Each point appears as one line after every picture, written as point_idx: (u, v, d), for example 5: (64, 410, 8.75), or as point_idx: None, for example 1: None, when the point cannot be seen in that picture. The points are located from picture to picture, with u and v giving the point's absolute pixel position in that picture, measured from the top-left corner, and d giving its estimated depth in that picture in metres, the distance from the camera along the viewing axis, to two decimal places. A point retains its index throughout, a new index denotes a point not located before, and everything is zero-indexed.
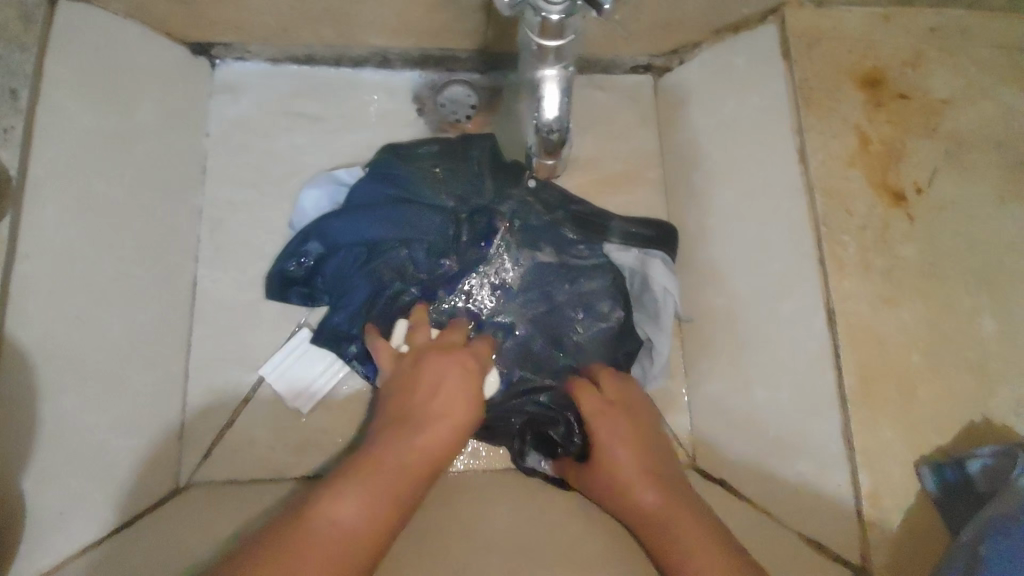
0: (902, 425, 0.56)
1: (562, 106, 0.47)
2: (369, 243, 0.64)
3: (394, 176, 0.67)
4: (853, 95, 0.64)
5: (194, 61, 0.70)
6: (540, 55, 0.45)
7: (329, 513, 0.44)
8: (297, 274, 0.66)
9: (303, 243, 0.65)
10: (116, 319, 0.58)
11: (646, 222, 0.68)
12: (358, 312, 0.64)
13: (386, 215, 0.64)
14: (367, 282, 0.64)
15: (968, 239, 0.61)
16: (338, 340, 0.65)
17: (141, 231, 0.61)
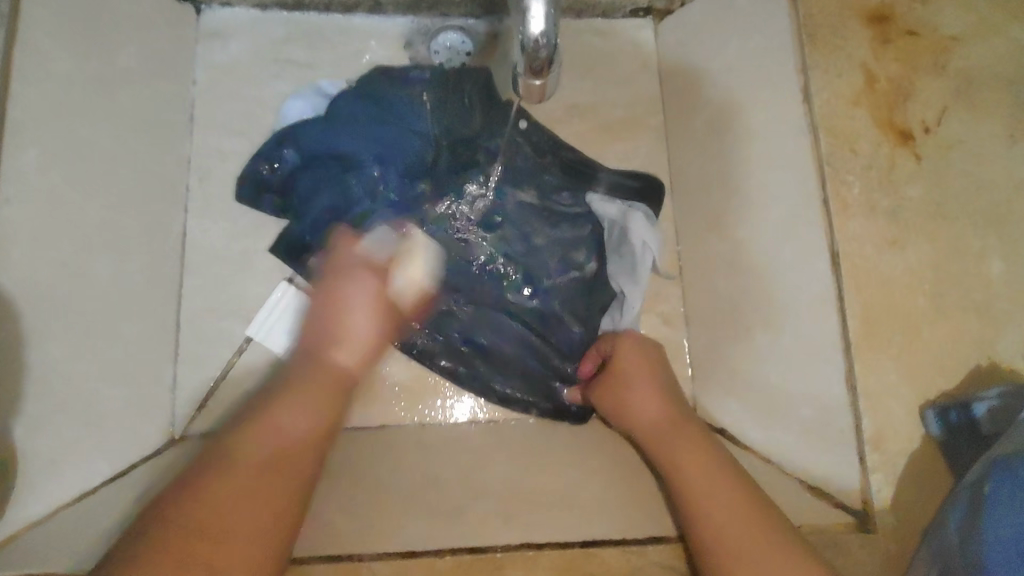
0: (905, 366, 0.55)
1: (551, 19, 0.40)
2: (343, 156, 0.66)
3: (380, 97, 0.67)
4: (859, 32, 0.62)
5: (178, 6, 0.67)
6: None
7: (270, 425, 0.51)
8: (268, 179, 0.66)
9: (279, 147, 0.65)
10: (103, 269, 0.56)
11: (635, 175, 0.69)
12: (322, 223, 0.66)
13: (366, 130, 0.66)
14: (334, 195, 0.66)
15: (977, 179, 0.59)
16: (299, 254, 0.65)
17: (127, 178, 0.59)
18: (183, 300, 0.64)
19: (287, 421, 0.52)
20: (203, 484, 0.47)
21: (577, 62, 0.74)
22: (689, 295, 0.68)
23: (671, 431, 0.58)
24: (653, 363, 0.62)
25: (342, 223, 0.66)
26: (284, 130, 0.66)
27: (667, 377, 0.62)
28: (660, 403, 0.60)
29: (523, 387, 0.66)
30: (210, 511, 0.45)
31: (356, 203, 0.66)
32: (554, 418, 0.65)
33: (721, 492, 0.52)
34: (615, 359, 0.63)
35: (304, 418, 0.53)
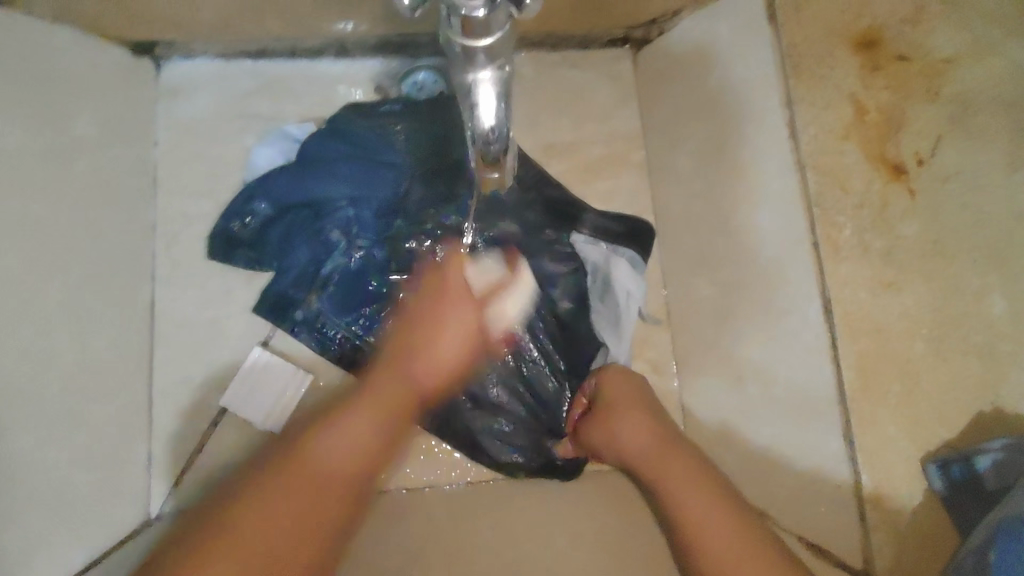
0: (904, 417, 0.52)
1: (501, 110, 0.37)
2: (316, 202, 0.63)
3: (349, 135, 0.64)
4: (848, 60, 0.58)
5: (136, 62, 0.65)
6: (466, 52, 0.35)
7: (320, 458, 0.47)
8: (240, 234, 0.64)
9: (249, 202, 0.64)
10: (70, 347, 0.54)
11: (618, 217, 0.68)
12: (305, 275, 0.64)
13: (336, 171, 0.62)
14: (310, 246, 0.63)
15: (976, 212, 0.56)
16: (282, 308, 0.64)
17: (89, 252, 0.57)
18: (154, 374, 0.63)
19: (331, 457, 0.47)
20: (291, 494, 0.45)
21: (553, 98, 0.74)
22: (676, 342, 0.71)
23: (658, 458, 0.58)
24: (641, 394, 0.63)
25: (323, 274, 0.64)
26: (253, 185, 0.64)
27: (656, 405, 0.62)
28: (645, 428, 0.59)
29: (512, 444, 0.64)
30: (308, 492, 0.45)
31: (335, 249, 0.64)
32: (542, 473, 0.63)
33: (710, 515, 0.52)
34: (601, 390, 0.63)
35: (347, 453, 0.48)
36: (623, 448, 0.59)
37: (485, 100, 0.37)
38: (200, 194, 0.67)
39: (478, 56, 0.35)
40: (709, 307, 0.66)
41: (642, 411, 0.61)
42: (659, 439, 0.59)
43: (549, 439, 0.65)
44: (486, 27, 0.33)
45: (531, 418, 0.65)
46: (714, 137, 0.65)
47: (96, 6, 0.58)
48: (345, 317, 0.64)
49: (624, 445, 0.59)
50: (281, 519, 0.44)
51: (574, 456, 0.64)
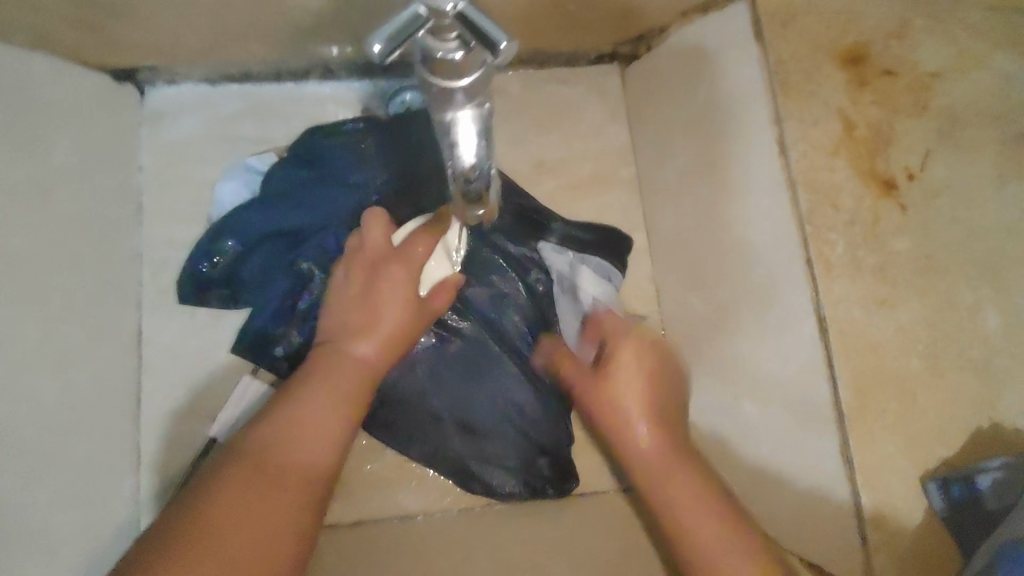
0: (902, 435, 0.52)
1: (481, 149, 0.38)
2: (287, 233, 0.62)
3: (312, 157, 0.64)
4: (834, 75, 0.58)
5: (118, 88, 0.64)
6: (442, 92, 0.35)
7: (292, 450, 0.49)
8: (211, 274, 0.63)
9: (218, 241, 0.62)
10: (46, 386, 0.53)
11: (587, 227, 0.69)
12: (283, 309, 0.62)
13: (301, 200, 0.62)
14: (286, 278, 0.62)
15: (967, 226, 0.56)
16: (263, 345, 0.62)
17: (67, 285, 0.56)
18: (140, 406, 0.61)
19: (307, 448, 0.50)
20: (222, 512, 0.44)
21: (540, 116, 0.74)
22: None
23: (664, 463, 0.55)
24: (653, 385, 0.59)
25: (301, 306, 0.62)
26: (218, 223, 0.63)
27: (671, 400, 0.59)
28: (659, 432, 0.56)
29: (505, 467, 0.63)
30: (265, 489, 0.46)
31: (311, 279, 0.62)
32: (532, 493, 0.62)
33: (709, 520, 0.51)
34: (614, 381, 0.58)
35: (313, 439, 0.50)
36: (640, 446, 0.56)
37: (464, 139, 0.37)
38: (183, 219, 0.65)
39: (456, 96, 0.35)
40: (705, 327, 0.65)
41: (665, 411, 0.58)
42: (679, 446, 0.56)
43: (543, 459, 0.63)
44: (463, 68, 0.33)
45: (524, 438, 0.64)
46: (703, 154, 0.65)
47: (73, 33, 0.57)
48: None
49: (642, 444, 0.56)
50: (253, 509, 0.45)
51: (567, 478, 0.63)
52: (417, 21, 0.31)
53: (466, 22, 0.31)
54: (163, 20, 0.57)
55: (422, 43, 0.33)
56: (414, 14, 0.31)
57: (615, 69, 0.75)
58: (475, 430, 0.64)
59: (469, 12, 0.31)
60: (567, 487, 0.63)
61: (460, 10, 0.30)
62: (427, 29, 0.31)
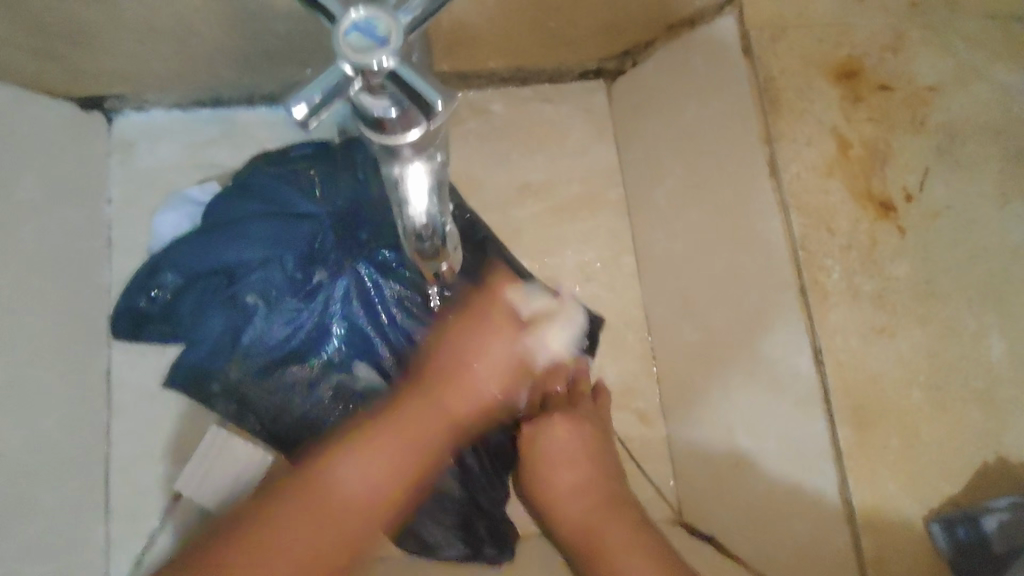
0: (904, 472, 0.49)
1: (433, 199, 0.37)
2: (227, 266, 0.59)
3: (254, 188, 0.61)
4: (827, 91, 0.55)
5: (85, 116, 0.62)
6: (388, 147, 0.33)
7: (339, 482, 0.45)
8: (148, 310, 0.60)
9: (154, 276, 0.59)
10: (14, 433, 0.50)
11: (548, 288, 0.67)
12: (220, 346, 0.59)
13: (243, 233, 0.59)
14: (224, 314, 0.59)
15: (969, 248, 0.53)
16: (199, 380, 0.59)
17: (35, 324, 0.54)
18: (111, 448, 0.60)
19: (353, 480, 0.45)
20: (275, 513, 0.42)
21: (524, 136, 0.71)
22: (664, 391, 0.68)
23: (585, 528, 0.54)
24: (575, 459, 0.58)
25: (241, 342, 0.59)
26: (158, 256, 0.60)
27: (608, 453, 0.59)
28: (581, 471, 0.57)
29: (439, 522, 0.59)
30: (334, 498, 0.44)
31: (253, 315, 0.59)
32: (470, 559, 0.58)
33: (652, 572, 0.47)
34: (539, 472, 0.58)
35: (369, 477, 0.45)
36: (552, 494, 0.57)
37: (415, 190, 0.36)
38: (149, 245, 0.63)
39: (404, 152, 0.33)
40: (700, 352, 0.62)
41: (599, 463, 0.58)
42: (604, 489, 0.56)
43: (481, 521, 0.60)
44: (404, 123, 0.31)
45: (464, 495, 0.61)
46: (692, 174, 0.62)
47: (34, 63, 0.55)
48: (265, 384, 0.59)
49: (557, 494, 0.57)
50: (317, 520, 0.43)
51: (498, 546, 0.58)
52: (344, 79, 0.28)
53: (399, 80, 0.28)
54: (127, 47, 0.55)
55: (353, 101, 0.30)
56: (341, 72, 0.28)
57: (600, 85, 0.73)
58: None
59: (402, 70, 0.28)
60: (497, 558, 0.58)
61: (391, 68, 0.28)
62: (359, 86, 0.29)
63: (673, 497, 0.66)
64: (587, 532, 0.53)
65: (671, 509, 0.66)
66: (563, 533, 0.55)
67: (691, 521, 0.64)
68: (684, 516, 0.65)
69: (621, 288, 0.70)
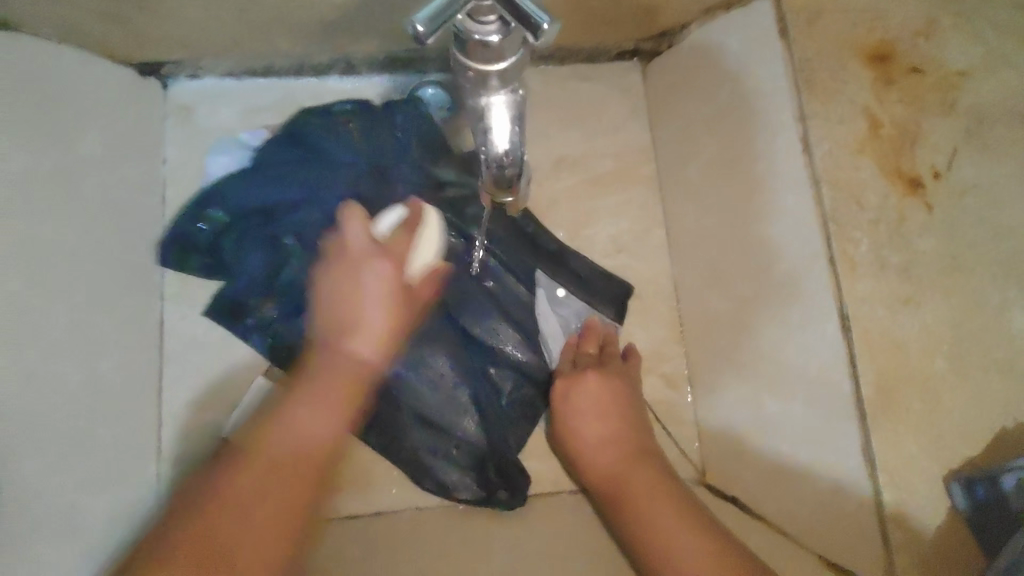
0: (926, 435, 0.51)
1: (515, 133, 0.40)
2: (271, 206, 0.63)
3: (303, 136, 0.64)
4: (860, 73, 0.58)
5: (143, 81, 0.65)
6: (479, 77, 0.38)
7: (274, 446, 0.50)
8: (196, 240, 0.63)
9: (204, 206, 0.62)
10: (76, 373, 0.53)
11: (584, 262, 0.70)
12: (257, 281, 0.63)
13: (288, 176, 0.62)
14: (265, 251, 0.63)
15: (992, 226, 0.55)
16: (236, 311, 0.64)
17: (95, 274, 0.56)
18: (163, 390, 0.63)
19: (275, 445, 0.50)
20: (246, 465, 0.48)
21: (561, 113, 0.74)
22: (693, 358, 0.70)
23: (614, 480, 0.56)
24: (609, 418, 0.60)
25: (280, 280, 0.63)
26: (209, 190, 0.63)
27: (631, 405, 0.62)
28: (606, 426, 0.59)
29: (454, 464, 0.63)
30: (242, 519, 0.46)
31: (291, 255, 0.63)
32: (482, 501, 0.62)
33: (680, 530, 0.50)
34: (571, 426, 0.61)
35: (289, 443, 0.51)
36: (575, 437, 0.60)
37: (498, 123, 0.40)
38: (201, 184, 0.67)
39: (492, 81, 0.38)
40: (728, 323, 0.65)
41: (621, 412, 0.61)
42: (630, 443, 0.58)
43: (492, 466, 0.63)
44: (501, 49, 0.36)
45: (480, 441, 0.64)
46: (724, 150, 0.64)
47: (100, 24, 0.57)
48: (298, 323, 0.63)
49: (580, 437, 0.60)
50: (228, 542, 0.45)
51: (510, 494, 0.62)
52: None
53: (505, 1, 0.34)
54: (187, 13, 0.58)
55: (460, 25, 0.36)
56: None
57: (636, 66, 0.75)
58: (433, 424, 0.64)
59: None
60: (499, 502, 0.62)
61: None
62: (467, 8, 0.34)
63: (698, 462, 0.69)
64: (609, 477, 0.57)
65: (695, 471, 0.68)
66: (584, 473, 0.59)
67: (714, 484, 0.66)
68: (707, 478, 0.68)
69: (651, 260, 0.72)
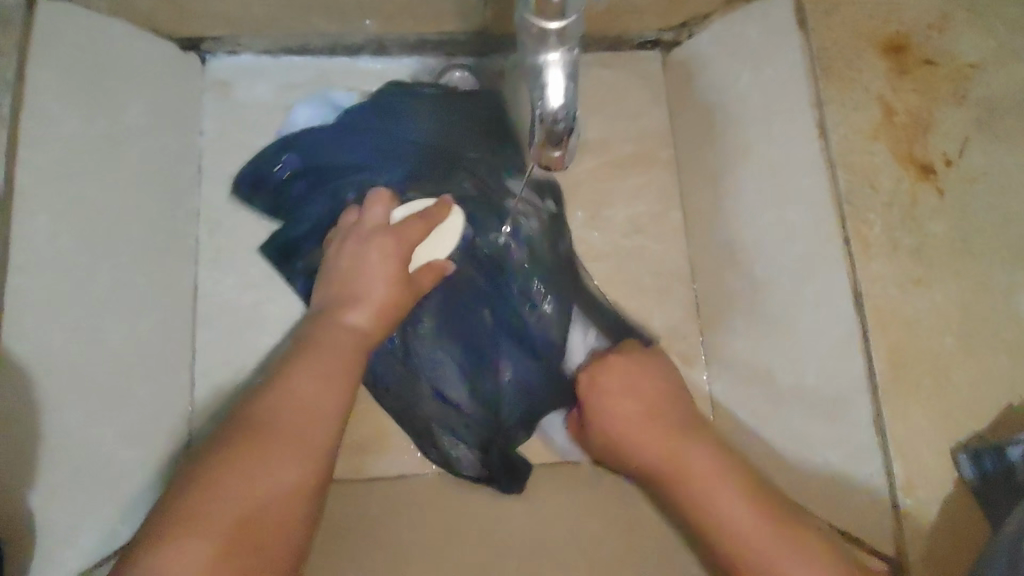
0: (934, 408, 0.53)
1: (569, 91, 0.44)
2: (345, 162, 0.66)
3: (386, 109, 0.68)
4: (877, 63, 0.60)
5: (184, 56, 0.67)
6: (540, 33, 0.42)
7: (283, 398, 0.48)
8: (267, 178, 0.67)
9: (280, 151, 0.67)
10: (111, 330, 0.56)
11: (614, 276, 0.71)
12: (319, 227, 0.65)
13: (369, 141, 0.66)
14: (329, 201, 0.65)
15: (1003, 213, 0.56)
16: (288, 254, 0.66)
17: (133, 237, 0.59)
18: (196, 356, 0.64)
19: (303, 396, 0.49)
20: (227, 461, 0.44)
21: (585, 99, 0.76)
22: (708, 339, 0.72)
23: (622, 460, 0.59)
24: (641, 393, 0.61)
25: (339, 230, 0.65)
26: (287, 138, 0.67)
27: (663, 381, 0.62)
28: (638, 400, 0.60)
29: (460, 442, 0.64)
30: (244, 483, 0.43)
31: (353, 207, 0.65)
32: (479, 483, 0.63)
33: (716, 500, 0.52)
34: (600, 402, 0.61)
35: (287, 415, 0.47)
36: (606, 413, 0.60)
37: (554, 82, 0.43)
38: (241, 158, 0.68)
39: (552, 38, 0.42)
40: (744, 302, 0.67)
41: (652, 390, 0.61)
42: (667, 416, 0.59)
43: (497, 446, 0.64)
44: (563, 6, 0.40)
45: (487, 423, 0.65)
46: (743, 135, 0.67)
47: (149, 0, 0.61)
48: None
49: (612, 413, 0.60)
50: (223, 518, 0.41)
51: (505, 480, 0.63)
52: None
53: None
54: None
55: None
56: None
57: (657, 56, 0.77)
58: (444, 403, 0.65)
59: None
60: (495, 487, 0.63)
61: None
62: None
63: None
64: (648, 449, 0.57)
65: None
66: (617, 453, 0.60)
67: None
68: None
69: (668, 242, 0.74)
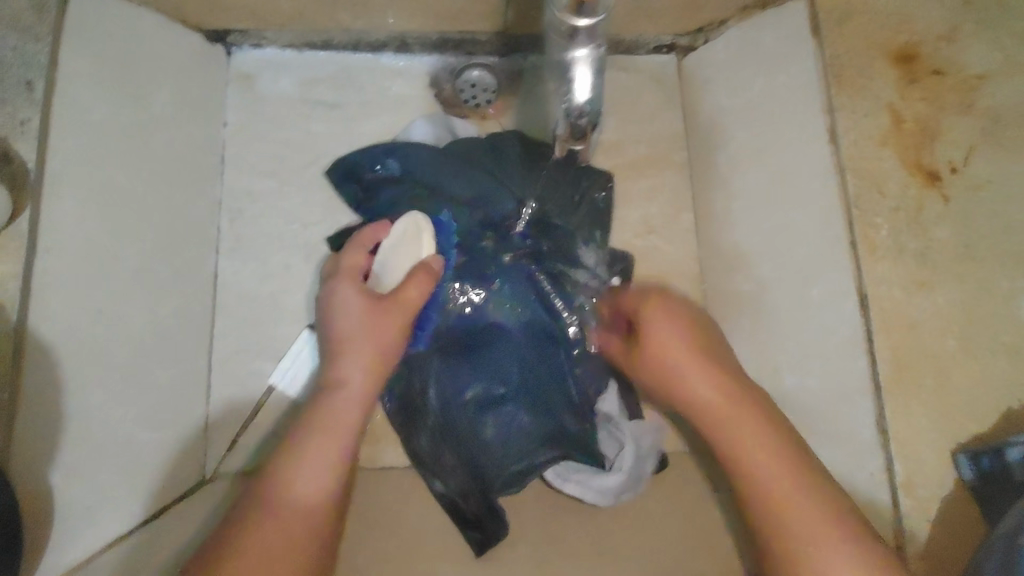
0: (935, 408, 0.55)
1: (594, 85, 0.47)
2: (434, 184, 0.67)
3: (502, 152, 0.69)
4: (887, 73, 0.62)
5: (211, 48, 0.69)
6: (569, 31, 0.45)
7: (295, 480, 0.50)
8: (366, 175, 0.68)
9: (386, 155, 0.68)
10: (137, 312, 0.57)
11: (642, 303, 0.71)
12: None
13: (469, 174, 0.68)
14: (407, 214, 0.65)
15: (1006, 221, 0.58)
16: None
17: (159, 223, 0.60)
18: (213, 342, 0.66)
19: (303, 472, 0.50)
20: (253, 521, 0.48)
21: None
22: None
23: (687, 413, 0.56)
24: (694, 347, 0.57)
25: None
26: (387, 145, 0.68)
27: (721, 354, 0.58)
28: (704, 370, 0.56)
29: (461, 478, 0.62)
30: (283, 542, 0.48)
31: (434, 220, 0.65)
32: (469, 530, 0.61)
33: (801, 493, 0.51)
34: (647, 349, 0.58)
35: (312, 479, 0.50)
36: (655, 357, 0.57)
37: (580, 78, 0.47)
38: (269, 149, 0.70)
39: (580, 35, 0.45)
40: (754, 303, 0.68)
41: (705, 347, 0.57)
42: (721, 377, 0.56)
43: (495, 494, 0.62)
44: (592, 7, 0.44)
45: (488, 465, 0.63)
46: (755, 139, 0.68)
47: None
48: None
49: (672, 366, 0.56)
50: (276, 536, 0.48)
51: (495, 528, 0.61)
52: None
53: None
54: None
55: None
56: None
57: (672, 59, 0.79)
58: (448, 435, 0.63)
59: None
60: (489, 535, 0.61)
61: None
62: None
63: None
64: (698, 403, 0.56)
65: None
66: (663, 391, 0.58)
67: None
68: None
69: (678, 242, 0.75)
